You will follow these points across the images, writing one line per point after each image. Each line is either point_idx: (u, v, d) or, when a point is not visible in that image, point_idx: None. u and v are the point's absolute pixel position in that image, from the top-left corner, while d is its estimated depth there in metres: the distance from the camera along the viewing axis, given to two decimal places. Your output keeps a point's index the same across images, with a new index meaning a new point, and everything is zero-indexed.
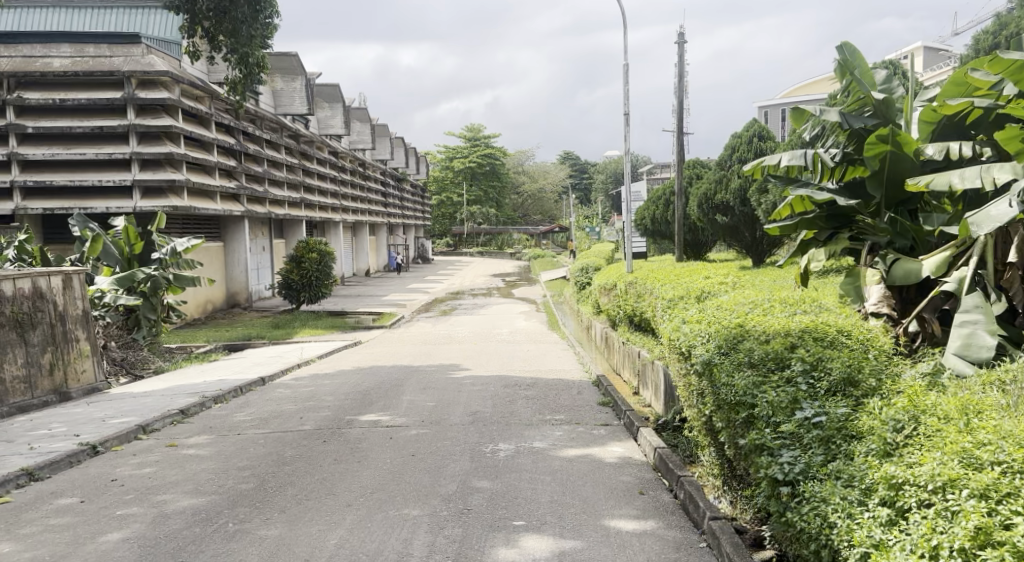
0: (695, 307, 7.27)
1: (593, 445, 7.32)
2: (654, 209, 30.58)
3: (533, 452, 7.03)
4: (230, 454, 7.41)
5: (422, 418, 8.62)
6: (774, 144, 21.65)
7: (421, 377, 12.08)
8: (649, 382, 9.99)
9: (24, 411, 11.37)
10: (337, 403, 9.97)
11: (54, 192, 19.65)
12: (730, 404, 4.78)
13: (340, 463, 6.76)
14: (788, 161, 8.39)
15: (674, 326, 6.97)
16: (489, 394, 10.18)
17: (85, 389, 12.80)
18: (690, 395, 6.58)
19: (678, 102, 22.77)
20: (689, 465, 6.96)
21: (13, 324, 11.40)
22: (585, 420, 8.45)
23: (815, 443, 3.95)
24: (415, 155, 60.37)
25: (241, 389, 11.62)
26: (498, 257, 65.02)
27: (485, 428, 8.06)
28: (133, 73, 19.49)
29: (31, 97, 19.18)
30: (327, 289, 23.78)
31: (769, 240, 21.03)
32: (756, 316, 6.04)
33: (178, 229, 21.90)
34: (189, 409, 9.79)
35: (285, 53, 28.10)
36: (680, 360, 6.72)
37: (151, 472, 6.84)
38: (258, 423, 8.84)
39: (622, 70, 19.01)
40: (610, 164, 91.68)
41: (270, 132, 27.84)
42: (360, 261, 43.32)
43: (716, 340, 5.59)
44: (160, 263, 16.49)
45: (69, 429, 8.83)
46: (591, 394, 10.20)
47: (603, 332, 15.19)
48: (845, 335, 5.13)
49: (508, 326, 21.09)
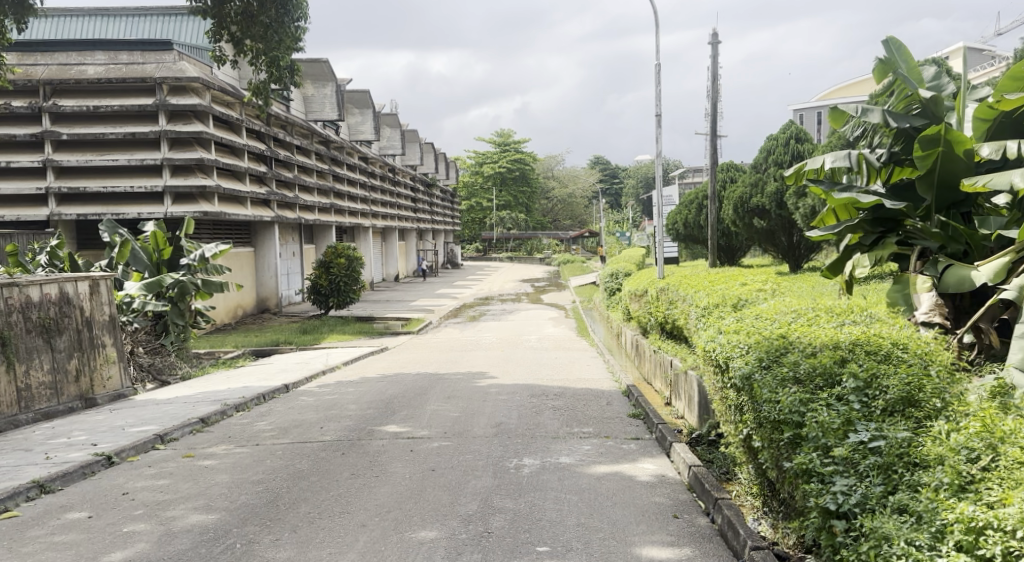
0: (732, 317, 6.88)
1: (623, 461, 6.97)
2: (687, 213, 30.10)
3: (559, 468, 6.70)
4: (246, 466, 7.18)
5: (446, 430, 8.32)
6: (812, 147, 21.10)
7: (447, 386, 11.79)
8: (682, 392, 9.61)
9: (49, 417, 11.26)
10: (360, 412, 9.71)
11: (87, 198, 19.74)
12: (773, 423, 4.43)
13: (357, 477, 6.49)
14: (830, 163, 7.99)
15: (710, 336, 6.59)
16: (516, 404, 9.86)
17: (112, 395, 12.70)
18: (728, 410, 6.20)
19: (713, 105, 22.32)
20: (726, 483, 6.59)
21: (40, 330, 11.31)
22: (615, 433, 8.09)
23: (872, 472, 3.62)
24: (445, 160, 60.37)
25: (264, 397, 11.41)
26: (528, 262, 64.73)
27: (509, 441, 7.74)
28: (165, 80, 19.50)
29: (67, 105, 19.38)
30: (355, 295, 23.64)
31: (807, 246, 20.63)
32: (800, 326, 5.64)
33: (209, 234, 21.88)
34: (210, 417, 9.58)
35: (316, 59, 28.10)
36: (716, 372, 6.33)
37: (165, 485, 6.62)
38: (278, 433, 8.60)
39: (655, 72, 18.62)
40: (641, 169, 91.02)
41: (301, 139, 27.85)
42: (388, 266, 43.27)
43: (757, 352, 5.21)
44: (188, 268, 16.36)
45: (88, 437, 8.67)
46: (621, 404, 9.83)
47: (634, 339, 14.80)
48: (901, 348, 4.72)
49: (537, 333, 20.78)
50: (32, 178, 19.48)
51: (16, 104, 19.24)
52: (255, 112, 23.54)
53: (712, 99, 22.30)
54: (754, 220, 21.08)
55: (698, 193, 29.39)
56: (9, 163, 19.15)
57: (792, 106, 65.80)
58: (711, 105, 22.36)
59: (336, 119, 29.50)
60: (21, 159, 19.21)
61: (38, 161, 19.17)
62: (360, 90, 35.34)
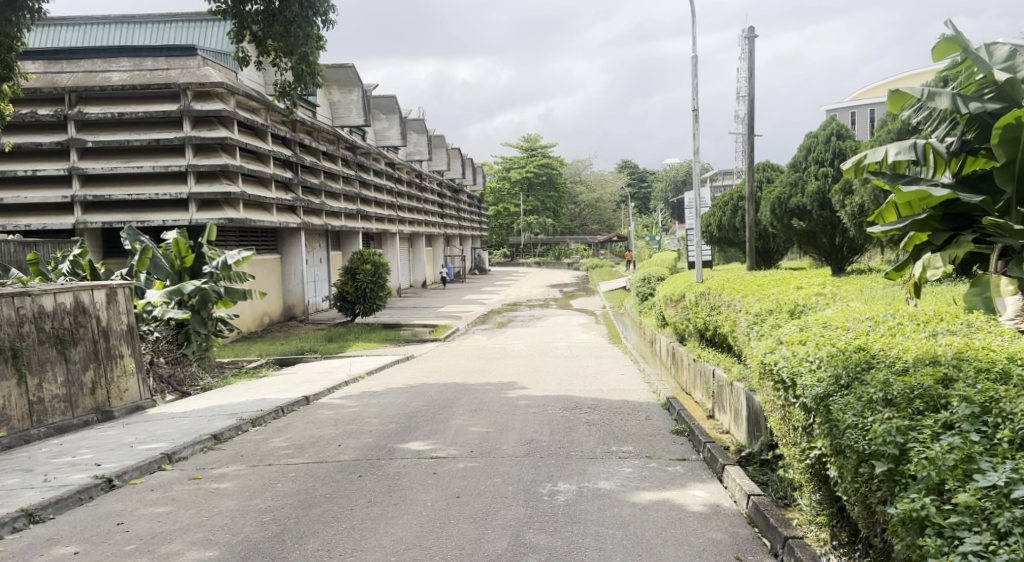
0: (792, 325, 6.17)
1: (670, 486, 6.27)
2: (720, 215, 29.35)
3: (598, 495, 6.02)
4: (256, 490, 6.57)
5: (473, 448, 7.66)
6: (854, 144, 20.08)
7: (474, 397, 11.14)
8: (727, 405, 8.88)
9: (61, 432, 10.76)
10: (381, 427, 9.07)
11: (112, 205, 19.41)
12: (862, 457, 3.80)
13: (374, 506, 5.88)
14: (894, 155, 7.19)
15: (769, 349, 5.89)
16: (548, 419, 9.17)
17: (129, 408, 12.21)
18: (791, 429, 5.52)
19: (748, 103, 21.47)
20: (785, 510, 5.93)
21: (54, 340, 10.85)
22: (658, 453, 7.39)
23: (1016, 529, 2.97)
24: (472, 166, 59.89)
25: (283, 410, 10.83)
26: (556, 267, 63.99)
27: (543, 461, 7.06)
28: (189, 86, 19.12)
29: (92, 112, 19.08)
30: (382, 302, 23.08)
31: (849, 247, 19.84)
32: (881, 336, 4.92)
33: (235, 240, 21.49)
34: (223, 433, 9.02)
35: (342, 64, 27.75)
36: (776, 388, 5.64)
37: (166, 513, 6.05)
38: (294, 452, 8.01)
39: (692, 65, 17.87)
40: (671, 172, 89.86)
41: (327, 144, 27.43)
42: (415, 273, 42.78)
43: (832, 368, 4.54)
44: (211, 276, 15.86)
45: (93, 457, 8.13)
46: (661, 419, 9.12)
47: (670, 347, 14.12)
48: (1019, 365, 3.99)
49: (567, 339, 20.08)
50: (57, 185, 19.17)
51: (41, 112, 18.97)
52: (281, 117, 23.11)
53: (748, 96, 21.42)
54: (793, 221, 20.37)
55: (732, 194, 28.51)
56: (34, 170, 18.88)
57: (825, 106, 64.69)
58: (747, 103, 21.48)
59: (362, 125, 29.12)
60: (47, 167, 18.94)
61: (63, 168, 18.88)
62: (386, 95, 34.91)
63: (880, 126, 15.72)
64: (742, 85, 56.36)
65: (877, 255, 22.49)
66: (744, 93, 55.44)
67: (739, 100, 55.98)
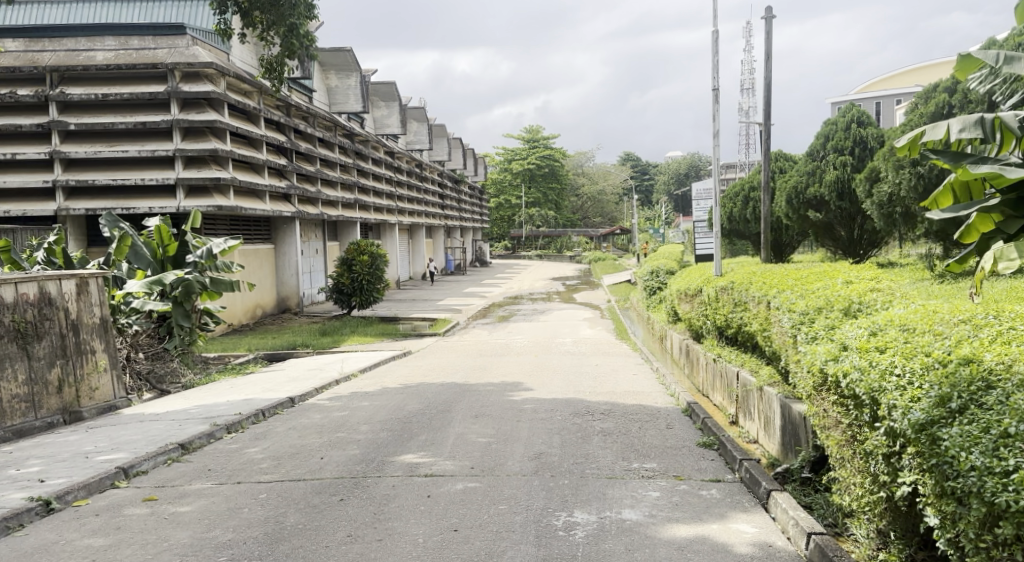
0: (854, 326, 5.24)
1: (708, 518, 5.28)
2: (731, 206, 28.23)
3: (623, 530, 5.03)
4: (217, 517, 5.57)
5: (474, 464, 6.66)
6: (876, 131, 18.88)
7: (474, 400, 10.13)
8: (756, 412, 7.89)
9: (21, 436, 9.75)
10: (371, 436, 8.05)
11: (97, 191, 18.37)
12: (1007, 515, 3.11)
13: (355, 542, 4.90)
14: (958, 131, 5.73)
15: (832, 356, 4.90)
16: (557, 427, 8.18)
17: (100, 408, 11.17)
18: (860, 454, 4.58)
19: (765, 87, 20.25)
20: (837, 541, 5.01)
21: (14, 335, 9.82)
22: (687, 472, 6.39)
23: None
24: (473, 157, 58.79)
25: (264, 413, 9.84)
26: (558, 260, 62.93)
27: (554, 482, 6.05)
28: (177, 66, 18.03)
29: (75, 93, 18.00)
30: (379, 294, 22.03)
31: (869, 239, 18.95)
32: (995, 344, 4.05)
33: (225, 228, 20.50)
34: (192, 442, 8.02)
35: (338, 48, 26.67)
36: (840, 403, 4.72)
37: (104, 549, 5.08)
38: (269, 466, 7.00)
39: (711, 40, 16.54)
40: (674, 164, 88.52)
41: (324, 130, 26.31)
42: (415, 265, 41.82)
43: (936, 388, 3.76)
44: (195, 267, 14.64)
45: (39, 471, 7.15)
46: (684, 429, 8.12)
47: (685, 345, 13.15)
48: None
49: (571, 335, 19.03)
50: (38, 170, 18.14)
51: (22, 92, 17.91)
52: (275, 101, 22.07)
53: (765, 82, 20.22)
54: (811, 212, 19.33)
55: (744, 184, 27.44)
56: (14, 154, 17.83)
57: (833, 100, 63.49)
58: (764, 87, 20.30)
59: (361, 112, 28.10)
60: (28, 150, 17.90)
61: (45, 152, 17.82)
62: (386, 82, 33.75)
63: (912, 109, 14.61)
64: (747, 78, 55.19)
65: (899, 250, 21.42)
66: (749, 85, 54.27)
67: (744, 92, 54.79)
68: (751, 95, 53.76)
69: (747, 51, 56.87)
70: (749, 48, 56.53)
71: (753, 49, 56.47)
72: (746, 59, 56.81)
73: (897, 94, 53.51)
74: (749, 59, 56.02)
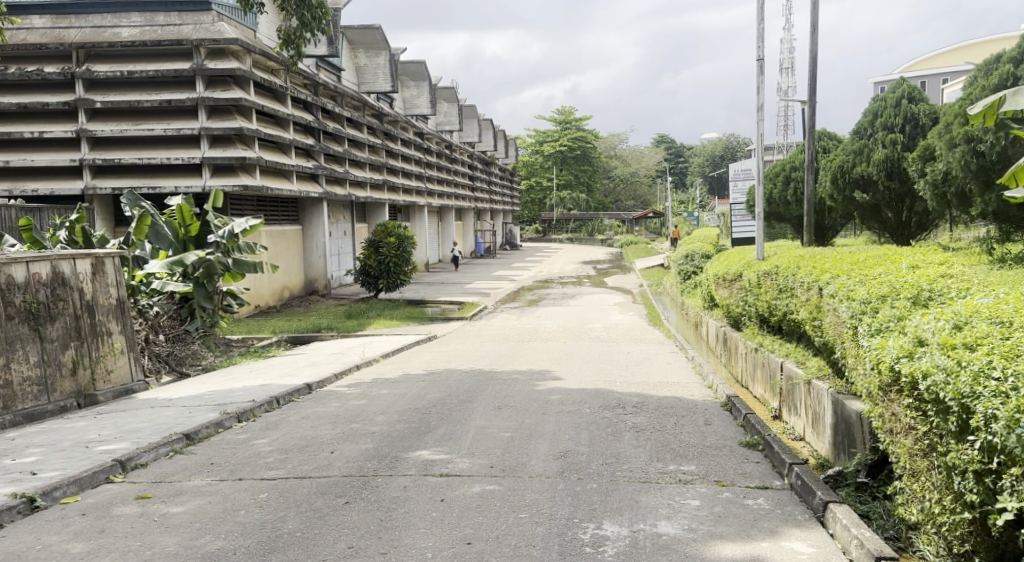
0: (929, 316, 4.57)
1: (757, 534, 4.65)
2: (770, 187, 27.33)
3: (659, 548, 4.45)
4: (209, 520, 5.05)
5: (494, 463, 6.09)
6: (929, 108, 17.88)
7: (499, 390, 9.56)
8: (802, 407, 7.23)
9: (32, 420, 9.30)
10: (387, 428, 7.51)
11: (122, 170, 17.98)
12: None
13: (355, 557, 4.37)
14: None
15: (905, 352, 4.25)
16: (587, 421, 7.58)
17: (116, 392, 10.74)
18: (938, 468, 3.94)
19: (810, 61, 19.29)
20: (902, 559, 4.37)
21: (26, 316, 9.34)
22: (730, 478, 5.76)
23: None
24: (505, 139, 58.25)
25: (279, 401, 9.36)
26: (591, 243, 62.16)
27: (581, 487, 5.46)
28: (202, 42, 17.55)
29: (101, 70, 17.59)
30: (406, 277, 21.49)
31: (918, 221, 18.08)
32: None
33: (251, 208, 20.10)
34: (198, 432, 7.54)
35: (368, 26, 26.09)
36: (915, 407, 4.09)
37: (83, 556, 4.61)
38: (275, 461, 6.49)
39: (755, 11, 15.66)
40: (710, 146, 87.09)
41: (352, 110, 25.79)
42: (444, 247, 41.45)
43: None
44: (217, 247, 14.15)
45: (34, 463, 6.67)
46: (724, 426, 7.47)
47: (722, 332, 12.47)
48: None
49: (601, 320, 18.41)
50: (63, 148, 17.80)
51: (48, 69, 17.54)
52: (301, 79, 21.56)
53: (810, 56, 19.22)
54: (857, 193, 18.44)
55: (785, 164, 26.54)
56: (40, 132, 17.49)
57: (874, 78, 61.81)
58: (810, 62, 19.33)
59: (390, 91, 27.54)
60: (54, 128, 17.57)
61: (71, 130, 17.50)
62: (415, 62, 33.15)
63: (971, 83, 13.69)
64: (787, 57, 53.70)
65: (948, 232, 20.44)
66: (789, 65, 52.84)
67: (783, 72, 53.40)
68: (790, 75, 52.40)
69: (787, 30, 55.21)
70: (788, 26, 54.97)
71: (792, 28, 54.99)
72: (786, 37, 55.16)
73: (944, 72, 51.61)
74: (789, 37, 54.26)
